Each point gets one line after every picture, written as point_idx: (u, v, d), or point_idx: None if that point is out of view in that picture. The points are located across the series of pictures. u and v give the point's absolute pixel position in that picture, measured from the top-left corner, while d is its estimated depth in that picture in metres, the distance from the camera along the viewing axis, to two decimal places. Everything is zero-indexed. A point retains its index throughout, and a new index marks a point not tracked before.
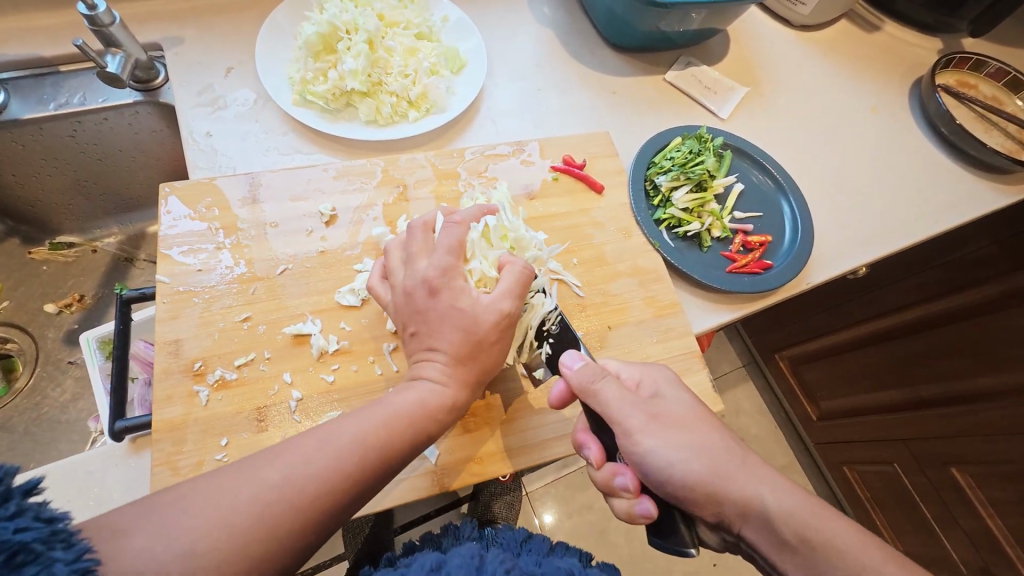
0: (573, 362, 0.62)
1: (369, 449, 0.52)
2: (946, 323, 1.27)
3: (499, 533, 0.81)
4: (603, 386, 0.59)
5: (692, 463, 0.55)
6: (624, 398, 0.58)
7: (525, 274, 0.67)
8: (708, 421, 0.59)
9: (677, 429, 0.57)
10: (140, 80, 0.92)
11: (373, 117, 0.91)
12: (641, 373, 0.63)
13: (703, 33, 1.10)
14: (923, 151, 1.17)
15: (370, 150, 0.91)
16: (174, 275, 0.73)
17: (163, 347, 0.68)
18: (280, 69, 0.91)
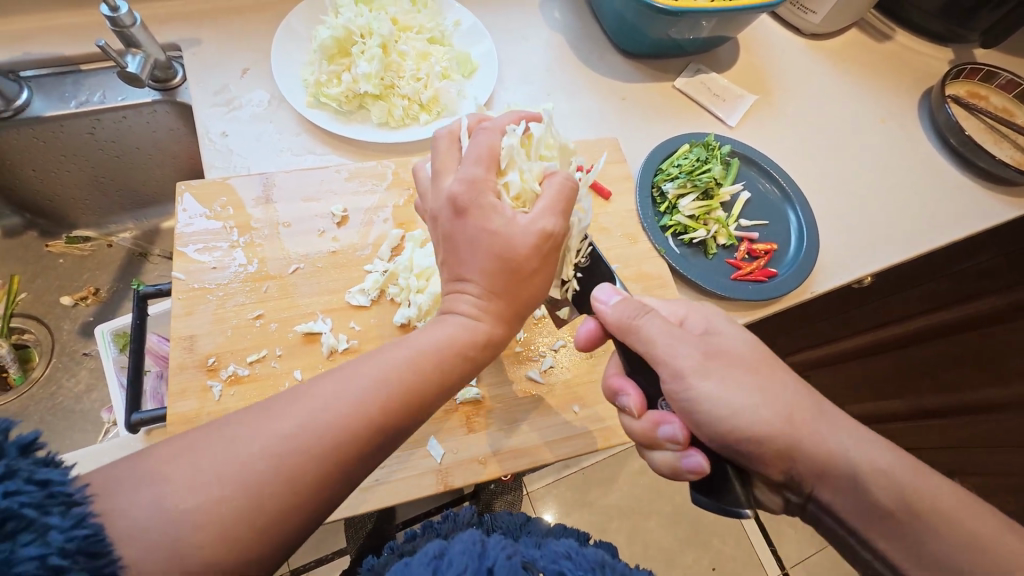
0: (610, 298, 0.62)
1: (388, 394, 0.51)
2: (961, 332, 1.24)
3: (497, 518, 0.83)
4: (644, 322, 0.59)
5: (737, 407, 0.55)
6: (662, 334, 0.58)
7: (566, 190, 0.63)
8: (758, 362, 0.59)
9: (722, 366, 0.57)
10: (159, 79, 0.94)
11: (385, 119, 0.92)
12: (685, 311, 0.64)
13: (713, 41, 1.11)
14: (931, 161, 1.17)
15: (381, 152, 0.93)
16: (189, 272, 0.74)
17: (179, 342, 0.70)
18: (295, 71, 0.93)
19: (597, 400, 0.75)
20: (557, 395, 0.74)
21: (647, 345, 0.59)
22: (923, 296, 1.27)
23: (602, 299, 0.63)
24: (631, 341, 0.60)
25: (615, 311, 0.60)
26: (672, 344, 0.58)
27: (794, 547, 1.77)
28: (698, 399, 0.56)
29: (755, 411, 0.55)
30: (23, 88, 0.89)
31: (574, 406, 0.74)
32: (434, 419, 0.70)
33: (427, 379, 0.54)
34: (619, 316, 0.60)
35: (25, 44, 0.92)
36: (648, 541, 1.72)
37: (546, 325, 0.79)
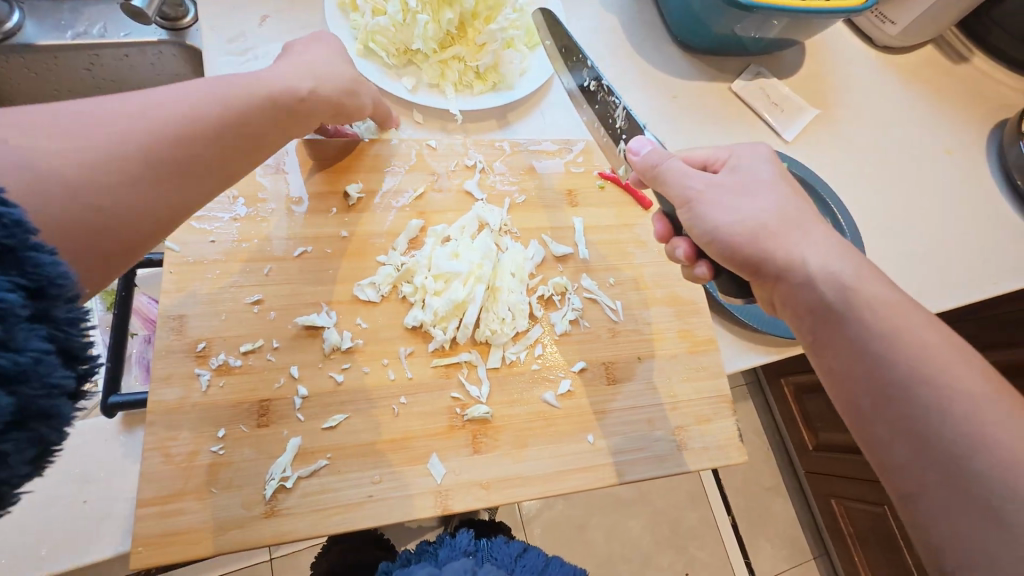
0: (642, 150, 0.64)
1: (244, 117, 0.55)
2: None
3: (494, 548, 0.82)
4: (789, 234, 0.54)
5: (752, 206, 0.56)
6: (832, 261, 0.53)
7: (767, 147, 0.63)
8: (775, 177, 0.60)
9: (747, 183, 0.59)
10: (167, 17, 0.84)
11: (437, 81, 0.85)
12: (730, 150, 0.62)
13: (780, 42, 1.00)
14: (992, 202, 1.08)
15: (430, 116, 0.86)
16: (183, 244, 0.67)
17: (167, 322, 0.63)
18: (343, 15, 0.83)
19: (614, 431, 0.69)
20: (572, 422, 0.69)
21: (734, 219, 0.56)
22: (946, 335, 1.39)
23: (634, 151, 0.64)
24: (771, 249, 0.54)
25: (814, 260, 0.53)
26: (737, 180, 0.59)
27: (772, 564, 1.77)
28: (723, 208, 0.57)
29: (776, 219, 0.55)
30: (14, 10, 0.79)
31: (589, 436, 0.68)
32: (437, 434, 0.65)
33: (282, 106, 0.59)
34: (794, 290, 0.53)
35: None
36: (629, 539, 1.72)
37: (567, 344, 0.72)
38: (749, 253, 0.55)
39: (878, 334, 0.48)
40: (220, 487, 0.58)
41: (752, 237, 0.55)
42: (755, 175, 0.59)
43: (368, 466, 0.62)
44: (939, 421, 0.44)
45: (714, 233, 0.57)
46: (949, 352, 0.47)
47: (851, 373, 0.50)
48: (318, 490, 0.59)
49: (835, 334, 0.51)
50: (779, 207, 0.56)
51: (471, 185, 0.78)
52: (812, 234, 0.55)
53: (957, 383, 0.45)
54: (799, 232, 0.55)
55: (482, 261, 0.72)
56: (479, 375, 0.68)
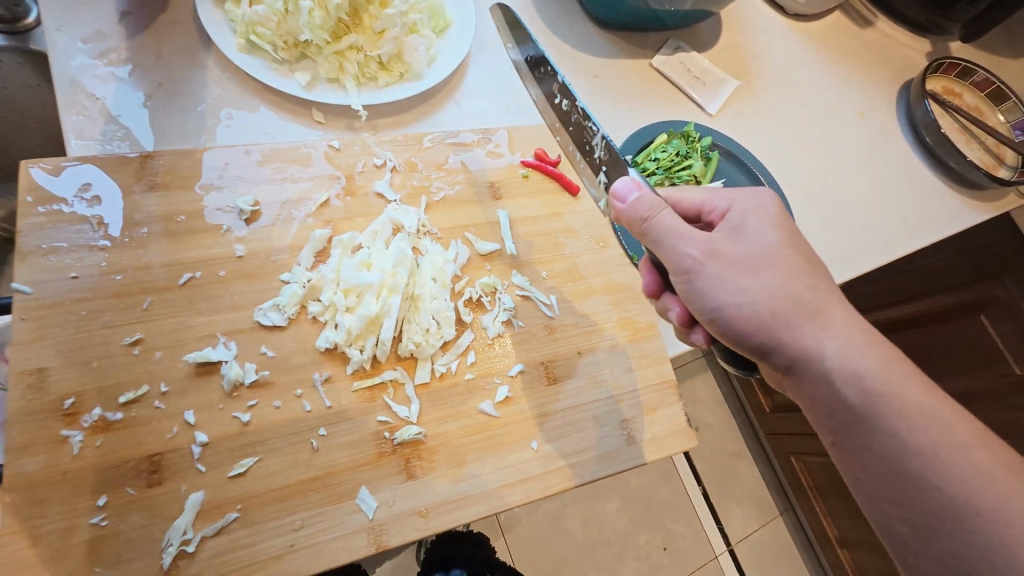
0: (631, 194, 0.59)
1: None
2: (912, 326, 1.40)
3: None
4: (804, 324, 0.53)
5: (758, 283, 0.54)
6: (855, 360, 0.52)
7: (773, 199, 0.59)
8: (788, 246, 0.56)
9: (754, 254, 0.55)
10: (3, 19, 0.73)
11: (335, 75, 0.77)
12: (730, 204, 0.59)
13: (696, 14, 0.99)
14: (907, 160, 1.13)
15: (332, 114, 0.78)
16: (37, 284, 0.57)
17: (22, 378, 0.53)
18: (218, 6, 0.74)
19: (558, 433, 0.66)
20: (513, 431, 0.64)
21: (740, 302, 0.53)
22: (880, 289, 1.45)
23: (621, 196, 0.60)
24: (785, 341, 0.53)
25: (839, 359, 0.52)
26: (739, 248, 0.56)
27: (743, 530, 1.82)
28: (722, 286, 0.54)
29: (786, 304, 0.53)
30: None
31: (532, 443, 0.64)
32: (365, 465, 0.58)
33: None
34: (810, 383, 0.53)
35: None
36: (605, 526, 1.71)
37: (502, 347, 0.68)
38: (756, 342, 0.54)
39: (903, 441, 0.50)
40: (105, 565, 0.49)
41: (759, 324, 0.53)
42: (759, 240, 0.56)
43: (288, 512, 0.55)
44: (974, 530, 0.47)
45: (715, 311, 0.55)
46: (983, 458, 0.49)
47: (877, 478, 0.51)
48: (230, 549, 0.52)
49: (862, 438, 0.51)
50: (788, 287, 0.54)
51: (382, 186, 0.71)
52: (829, 322, 0.53)
53: (986, 494, 0.47)
54: (818, 326, 0.53)
55: (396, 268, 0.66)
56: (408, 393, 0.62)
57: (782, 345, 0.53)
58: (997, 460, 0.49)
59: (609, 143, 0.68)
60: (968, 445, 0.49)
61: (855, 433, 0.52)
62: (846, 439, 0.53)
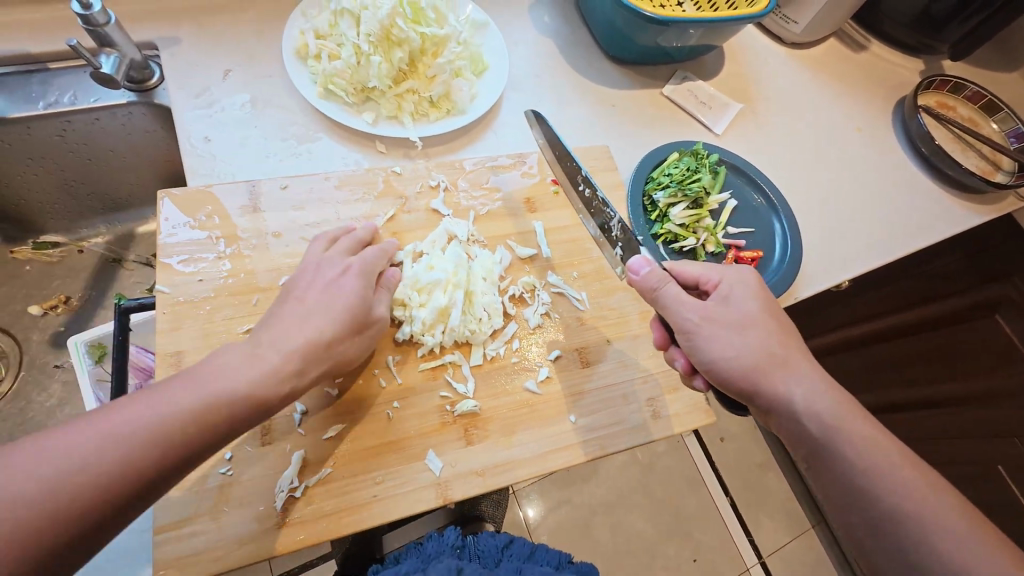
0: (642, 268, 0.71)
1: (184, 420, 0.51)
2: (919, 330, 1.38)
3: (480, 542, 0.87)
4: (776, 373, 0.63)
5: (743, 343, 0.65)
6: (814, 401, 0.62)
7: (754, 274, 0.72)
8: (764, 312, 0.68)
9: (738, 318, 0.67)
10: (134, 80, 0.90)
11: (395, 113, 0.92)
12: (720, 277, 0.71)
13: (700, 49, 1.12)
14: (905, 169, 1.22)
15: (392, 145, 0.93)
16: (174, 286, 0.72)
17: (165, 359, 0.67)
18: (301, 63, 0.91)
19: (591, 409, 0.76)
20: (553, 406, 0.75)
21: (726, 354, 0.65)
22: (882, 298, 1.38)
23: (634, 270, 0.72)
24: (760, 387, 0.63)
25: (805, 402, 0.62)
26: (727, 313, 0.67)
27: (773, 540, 1.84)
28: (713, 344, 0.66)
29: (764, 357, 0.64)
30: None
31: (570, 416, 0.75)
32: (432, 432, 0.70)
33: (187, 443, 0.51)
34: (786, 424, 0.63)
35: None
36: (634, 533, 1.76)
37: (542, 336, 0.79)
38: (741, 389, 0.65)
39: (856, 470, 0.58)
40: (232, 506, 0.62)
41: (742, 373, 0.64)
42: (742, 308, 0.68)
43: (371, 469, 0.66)
44: (916, 547, 0.54)
45: (708, 364, 0.66)
46: (922, 483, 0.57)
47: (837, 499, 0.60)
48: (327, 496, 0.64)
49: (822, 465, 0.60)
50: (766, 345, 0.65)
51: (437, 204, 0.85)
52: (798, 372, 0.64)
53: (941, 524, 0.55)
54: (784, 373, 0.63)
55: (455, 269, 0.78)
56: (465, 372, 0.74)
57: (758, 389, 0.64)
58: (944, 494, 0.56)
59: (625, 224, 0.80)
60: (910, 472, 0.57)
61: (817, 460, 0.61)
62: (811, 465, 0.62)
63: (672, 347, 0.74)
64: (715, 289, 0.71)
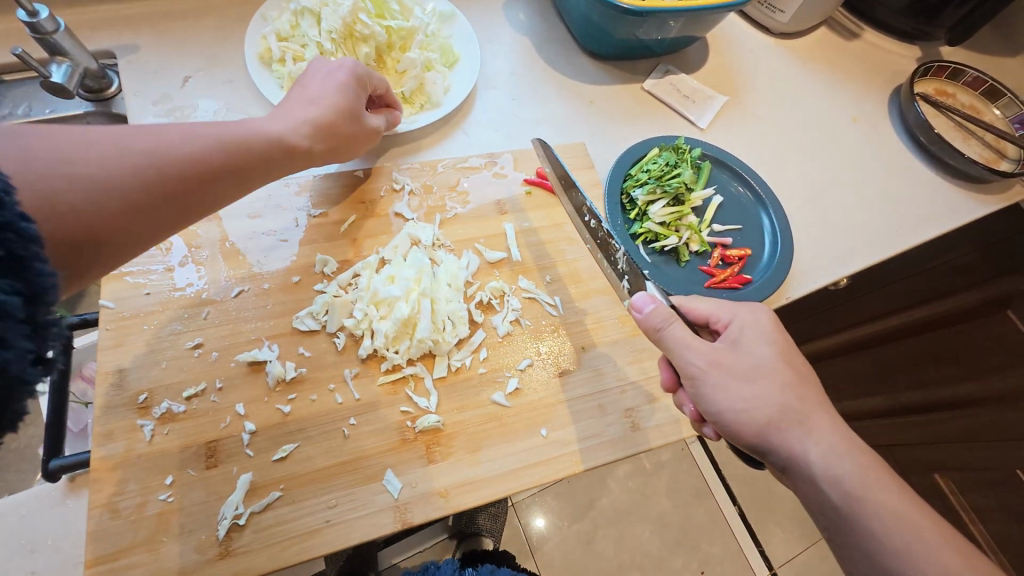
0: (646, 306, 0.63)
1: (212, 153, 0.58)
2: (931, 328, 1.32)
3: (480, 572, 0.90)
4: (793, 430, 0.59)
5: (758, 394, 0.60)
6: (835, 461, 0.58)
7: (768, 314, 0.67)
8: (780, 358, 0.63)
9: (753, 366, 0.61)
10: (91, 89, 0.88)
11: None
12: (732, 318, 0.66)
13: (681, 40, 1.08)
14: (903, 160, 1.16)
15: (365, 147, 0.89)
16: (119, 300, 0.68)
17: (106, 378, 0.63)
18: (265, 67, 0.87)
19: (566, 421, 0.71)
20: (524, 419, 0.70)
21: (740, 409, 0.59)
22: (889, 295, 1.32)
23: (638, 306, 0.64)
24: (776, 445, 0.59)
25: (821, 462, 0.58)
26: (741, 359, 0.62)
27: (785, 552, 1.76)
28: (725, 395, 0.60)
29: (781, 411, 0.59)
30: None
31: (542, 430, 0.70)
32: (390, 450, 0.65)
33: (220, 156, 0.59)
34: (801, 483, 0.60)
35: None
36: (637, 548, 1.69)
37: (511, 344, 0.75)
38: (754, 445, 0.60)
39: (877, 536, 0.55)
40: (172, 535, 0.57)
41: (757, 429, 0.59)
42: (757, 354, 0.62)
43: (324, 491, 0.62)
44: None
45: (717, 415, 0.61)
46: (937, 546, 0.55)
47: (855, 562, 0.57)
48: (275, 523, 0.59)
49: (841, 528, 0.58)
50: (782, 397, 0.60)
51: (401, 207, 0.81)
52: (816, 428, 0.59)
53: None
54: (803, 431, 0.59)
55: (418, 276, 0.75)
56: (427, 386, 0.70)
57: (774, 448, 0.59)
58: (958, 553, 0.55)
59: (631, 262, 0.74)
60: (927, 535, 0.55)
61: (835, 524, 0.58)
62: (829, 528, 0.59)
63: (677, 389, 0.69)
64: (727, 332, 0.65)
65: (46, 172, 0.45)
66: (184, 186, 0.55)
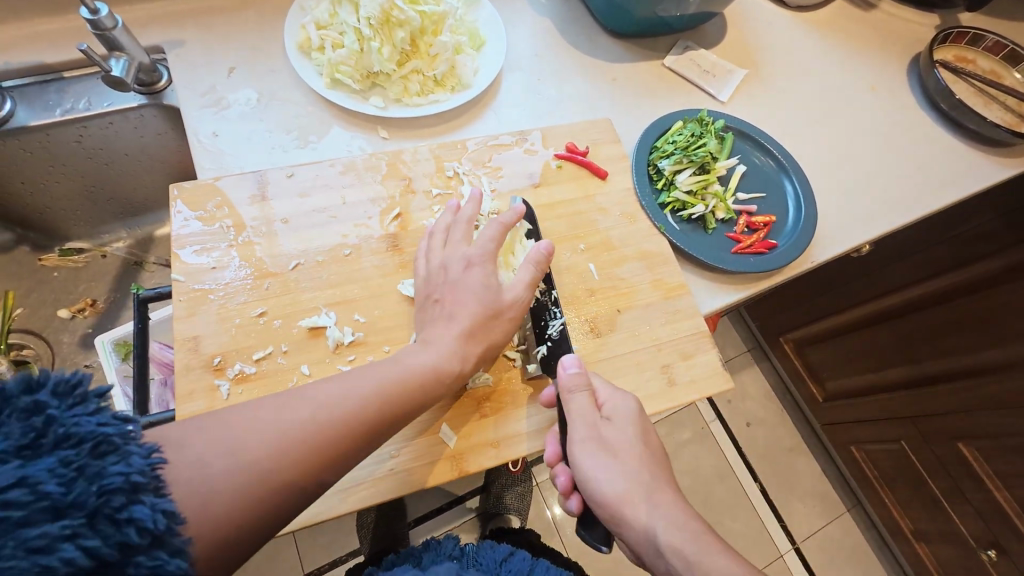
0: (570, 367, 0.67)
1: (361, 410, 0.57)
2: (948, 300, 1.34)
3: (480, 553, 0.89)
4: (643, 505, 0.62)
5: (606, 471, 0.63)
6: (642, 528, 0.61)
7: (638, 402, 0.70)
8: (640, 444, 0.66)
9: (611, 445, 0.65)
10: (144, 83, 0.93)
11: (402, 96, 0.93)
12: (613, 398, 0.68)
13: (700, 16, 1.10)
14: (924, 127, 1.17)
15: (401, 128, 0.94)
16: (188, 273, 0.74)
17: (183, 344, 0.69)
18: (305, 56, 0.93)
19: (604, 378, 0.75)
20: None
21: (607, 480, 0.63)
22: (911, 268, 1.40)
23: (563, 367, 0.68)
24: (628, 518, 0.62)
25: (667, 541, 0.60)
26: (617, 436, 0.65)
27: (808, 525, 1.79)
28: (592, 465, 0.64)
29: (634, 486, 0.63)
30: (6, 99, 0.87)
31: None
32: (444, 405, 0.70)
33: (398, 406, 0.60)
34: (655, 558, 0.61)
35: (4, 53, 0.89)
36: None
37: None
38: (608, 516, 0.63)
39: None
40: None
41: (615, 501, 0.62)
42: (627, 436, 0.65)
43: (385, 443, 0.67)
44: None
45: (585, 484, 0.64)
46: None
47: None
48: (344, 471, 0.65)
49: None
50: (636, 474, 0.64)
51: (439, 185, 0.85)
52: (661, 503, 0.63)
53: None
54: (637, 504, 0.62)
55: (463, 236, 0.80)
56: None
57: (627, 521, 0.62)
58: None
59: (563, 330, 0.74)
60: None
61: None
62: None
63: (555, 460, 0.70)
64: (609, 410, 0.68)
65: (243, 460, 0.50)
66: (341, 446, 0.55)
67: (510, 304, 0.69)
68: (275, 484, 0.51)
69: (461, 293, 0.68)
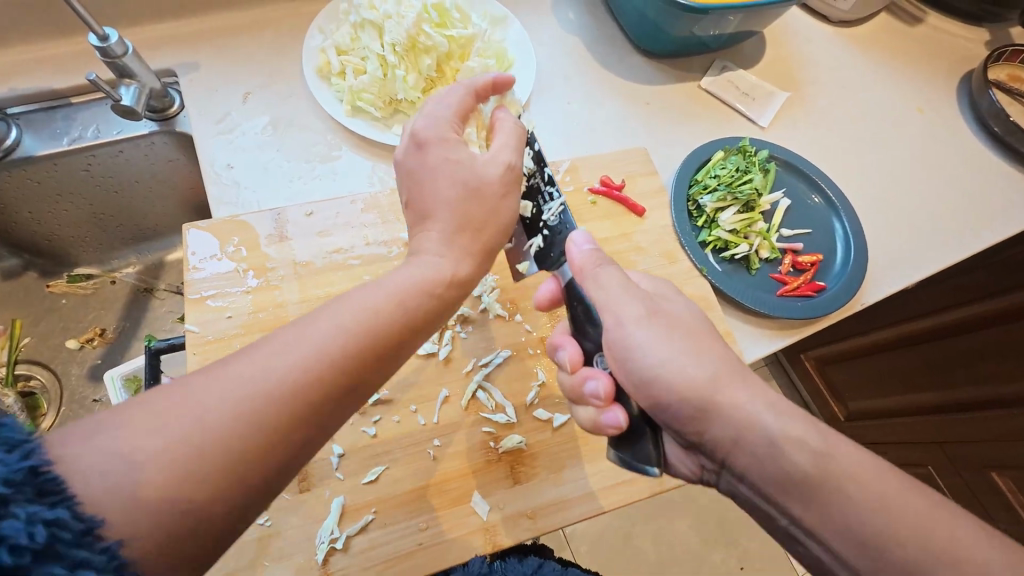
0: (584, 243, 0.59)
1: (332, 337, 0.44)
2: (977, 328, 1.27)
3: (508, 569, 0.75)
4: (739, 387, 0.51)
5: (683, 354, 0.53)
6: (746, 423, 0.50)
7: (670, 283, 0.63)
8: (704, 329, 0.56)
9: (669, 323, 0.55)
10: (155, 109, 0.88)
11: None
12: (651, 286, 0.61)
13: (739, 35, 1.04)
14: (975, 152, 1.10)
15: None
16: (203, 324, 0.69)
17: None
18: (324, 81, 0.88)
19: None
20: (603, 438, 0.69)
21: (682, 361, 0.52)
22: (942, 292, 1.32)
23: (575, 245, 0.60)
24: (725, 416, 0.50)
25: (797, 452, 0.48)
26: (673, 313, 0.57)
27: None
28: (655, 347, 0.53)
29: (721, 367, 0.53)
30: (12, 127, 0.83)
31: None
32: (475, 471, 0.65)
33: (373, 346, 0.46)
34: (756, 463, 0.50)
35: (13, 78, 0.86)
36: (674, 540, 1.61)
37: None
38: (685, 411, 0.52)
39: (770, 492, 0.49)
40: (274, 558, 0.59)
41: (704, 386, 0.51)
42: (686, 316, 0.57)
43: (413, 515, 0.62)
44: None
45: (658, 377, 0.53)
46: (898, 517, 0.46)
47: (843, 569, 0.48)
48: (369, 546, 0.60)
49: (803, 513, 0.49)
50: (716, 355, 0.54)
51: None
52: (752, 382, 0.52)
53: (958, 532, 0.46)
54: (732, 386, 0.51)
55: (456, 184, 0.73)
56: (500, 400, 0.69)
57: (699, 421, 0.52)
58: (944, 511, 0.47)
59: (563, 214, 0.65)
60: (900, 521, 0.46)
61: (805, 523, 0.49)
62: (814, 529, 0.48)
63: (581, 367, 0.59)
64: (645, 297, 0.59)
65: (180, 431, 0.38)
66: (315, 401, 0.43)
67: (493, 178, 0.57)
68: (258, 452, 0.40)
69: (434, 170, 0.57)
